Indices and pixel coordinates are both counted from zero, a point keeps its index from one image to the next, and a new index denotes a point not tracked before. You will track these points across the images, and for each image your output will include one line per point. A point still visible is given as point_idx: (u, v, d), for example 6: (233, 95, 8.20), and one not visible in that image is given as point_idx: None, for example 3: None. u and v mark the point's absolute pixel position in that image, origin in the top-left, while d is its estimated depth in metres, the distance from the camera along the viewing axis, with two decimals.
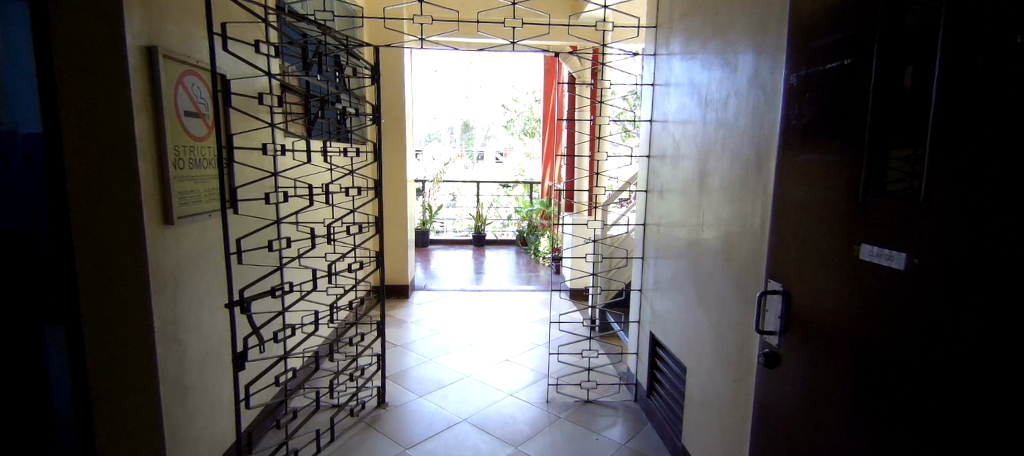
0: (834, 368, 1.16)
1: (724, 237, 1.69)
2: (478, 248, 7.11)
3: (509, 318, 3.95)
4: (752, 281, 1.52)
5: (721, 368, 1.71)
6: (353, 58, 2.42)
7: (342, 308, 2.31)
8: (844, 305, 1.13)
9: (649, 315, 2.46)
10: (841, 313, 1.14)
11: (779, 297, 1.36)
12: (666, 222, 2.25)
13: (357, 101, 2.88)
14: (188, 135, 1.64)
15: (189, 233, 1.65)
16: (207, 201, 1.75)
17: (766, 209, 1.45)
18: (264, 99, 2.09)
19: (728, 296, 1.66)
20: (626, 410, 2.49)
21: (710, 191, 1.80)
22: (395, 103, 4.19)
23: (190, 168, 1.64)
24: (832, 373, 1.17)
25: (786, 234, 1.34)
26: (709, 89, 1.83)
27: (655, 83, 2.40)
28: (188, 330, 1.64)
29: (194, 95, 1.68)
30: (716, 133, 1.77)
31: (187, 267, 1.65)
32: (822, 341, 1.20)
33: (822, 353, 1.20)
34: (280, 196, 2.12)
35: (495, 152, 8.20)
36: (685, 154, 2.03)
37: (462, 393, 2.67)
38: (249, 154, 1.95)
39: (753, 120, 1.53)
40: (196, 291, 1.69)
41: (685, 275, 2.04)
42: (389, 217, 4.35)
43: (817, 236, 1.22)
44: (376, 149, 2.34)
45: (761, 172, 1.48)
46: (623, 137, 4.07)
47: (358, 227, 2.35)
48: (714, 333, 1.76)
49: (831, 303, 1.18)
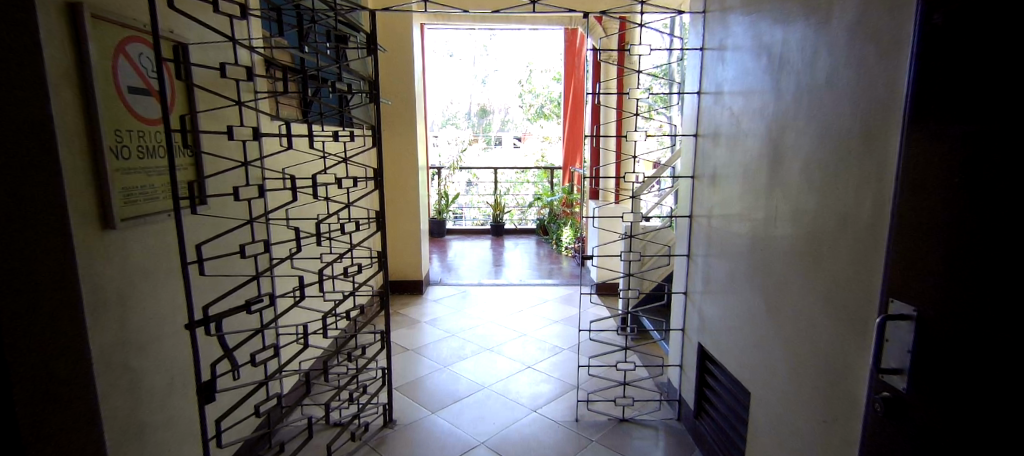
0: (989, 435, 0.78)
1: (808, 237, 1.31)
2: (496, 238, 6.80)
3: (530, 316, 3.63)
4: (852, 299, 1.14)
5: (802, 402, 1.34)
6: (349, 27, 2.04)
7: (340, 317, 2.00)
8: (1011, 347, 0.75)
9: (696, 322, 2.08)
10: (999, 353, 0.77)
11: (910, 325, 0.96)
12: (721, 216, 1.86)
13: (356, 80, 2.51)
14: (134, 117, 1.33)
15: (138, 239, 1.35)
16: (162, 198, 1.44)
17: (880, 200, 1.06)
18: (232, 73, 1.76)
19: (814, 311, 1.28)
20: (668, 432, 2.14)
21: (787, 178, 1.41)
22: (403, 84, 3.86)
23: (137, 157, 1.33)
24: (984, 440, 0.79)
25: (911, 239, 0.96)
26: (785, 49, 1.42)
27: (706, 48, 1.98)
28: (142, 357, 1.35)
29: (139, 67, 1.36)
30: (796, 102, 1.37)
31: (138, 280, 1.35)
32: (975, 393, 0.81)
33: (974, 413, 0.81)
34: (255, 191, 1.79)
35: (512, 137, 7.70)
36: (748, 130, 1.64)
37: (479, 409, 2.36)
38: (214, 141, 1.63)
39: (858, 82, 1.12)
40: (152, 307, 1.40)
41: (745, 280, 1.67)
42: (398, 207, 4.06)
43: (968, 239, 0.83)
44: (376, 131, 1.96)
45: (872, 149, 1.08)
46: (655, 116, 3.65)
47: (355, 223, 1.99)
48: (791, 355, 1.40)
49: (988, 339, 0.79)
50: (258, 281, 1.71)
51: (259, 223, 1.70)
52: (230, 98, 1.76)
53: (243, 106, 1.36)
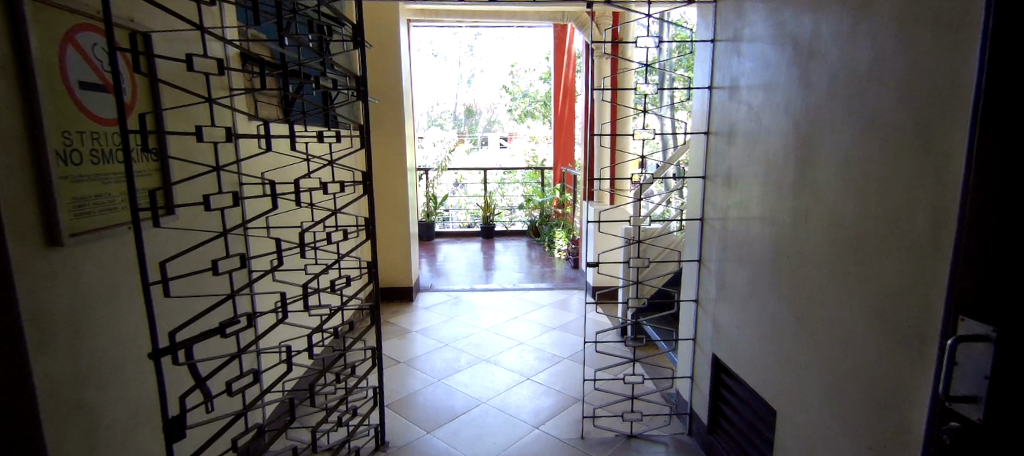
0: None
1: (849, 244, 1.18)
2: (487, 240, 6.65)
3: (526, 323, 3.49)
4: (907, 316, 1.02)
5: (841, 426, 1.22)
6: (335, 20, 1.85)
7: (327, 333, 1.83)
8: None
9: (709, 331, 1.96)
10: None
11: (987, 347, 0.83)
12: (738, 219, 1.74)
13: (343, 77, 2.33)
14: (89, 117, 1.16)
15: (91, 256, 1.17)
16: (121, 207, 1.27)
17: (942, 203, 0.93)
18: (199, 66, 1.58)
19: (858, 324, 1.16)
20: (679, 448, 2.02)
21: (820, 179, 1.29)
22: (390, 82, 3.69)
23: (92, 162, 1.16)
24: None
25: (981, 249, 0.84)
26: (815, 37, 1.31)
27: (718, 40, 1.87)
28: (98, 391, 1.18)
29: (91, 60, 1.18)
30: (831, 96, 1.24)
31: (93, 304, 1.18)
32: None
33: None
34: (226, 199, 1.62)
35: (499, 136, 7.57)
36: (772, 128, 1.52)
37: (477, 426, 2.21)
38: (180, 142, 1.46)
39: (910, 71, 1.00)
40: (110, 333, 1.23)
41: (768, 288, 1.55)
42: (386, 210, 3.89)
43: None
44: (364, 131, 1.79)
45: (928, 145, 0.96)
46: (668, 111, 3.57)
47: (343, 231, 1.82)
48: (826, 373, 1.28)
49: None
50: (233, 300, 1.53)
51: (234, 236, 1.52)
52: (199, 96, 1.59)
53: (215, 105, 1.18)
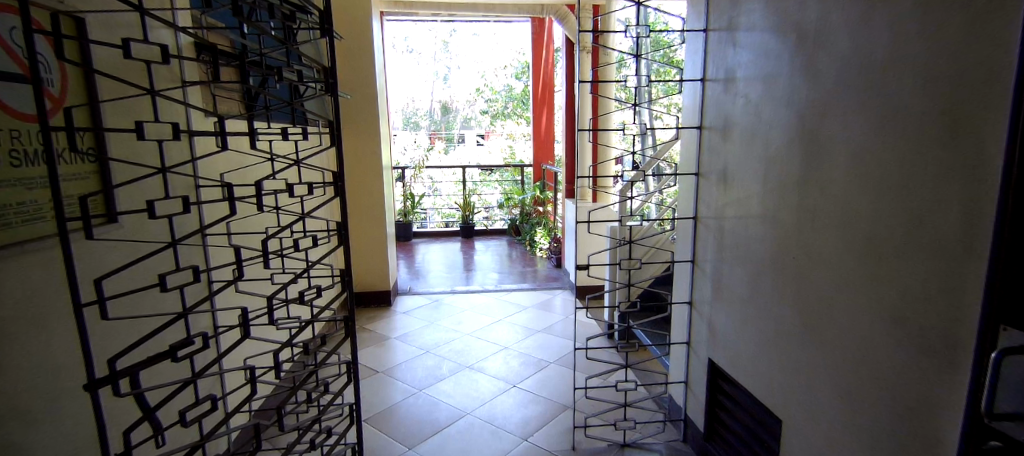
0: None
1: (865, 245, 1.11)
2: (466, 240, 6.52)
3: (510, 326, 3.38)
4: (932, 323, 0.95)
5: (856, 439, 1.15)
6: (302, 10, 1.63)
7: (299, 349, 1.67)
8: None
9: (704, 334, 1.89)
10: None
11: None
12: (735, 217, 1.67)
13: (311, 70, 2.14)
14: (5, 110, 0.98)
15: (12, 273, 1.01)
16: (47, 216, 1.10)
17: (973, 200, 0.86)
18: (138, 53, 1.40)
19: (876, 331, 1.08)
20: None
21: (831, 175, 1.20)
22: (363, 76, 3.52)
23: (9, 163, 0.99)
24: None
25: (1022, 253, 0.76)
26: (822, 24, 1.23)
27: (711, 30, 1.79)
28: (24, 429, 1.01)
29: (13, 47, 1.00)
30: (843, 87, 1.16)
31: (18, 328, 1.01)
32: None
33: None
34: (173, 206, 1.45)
35: (477, 134, 7.43)
36: (774, 122, 1.44)
37: (463, 441, 2.08)
38: (120, 143, 1.29)
39: (936, 56, 0.92)
40: (38, 362, 1.06)
41: (772, 291, 1.47)
42: (361, 211, 3.71)
43: None
44: (335, 130, 1.62)
45: (959, 136, 0.88)
46: (659, 105, 3.53)
47: (315, 237, 1.66)
48: (839, 382, 1.20)
49: None
50: (185, 320, 1.31)
51: (182, 247, 1.32)
52: (140, 89, 1.44)
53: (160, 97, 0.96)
